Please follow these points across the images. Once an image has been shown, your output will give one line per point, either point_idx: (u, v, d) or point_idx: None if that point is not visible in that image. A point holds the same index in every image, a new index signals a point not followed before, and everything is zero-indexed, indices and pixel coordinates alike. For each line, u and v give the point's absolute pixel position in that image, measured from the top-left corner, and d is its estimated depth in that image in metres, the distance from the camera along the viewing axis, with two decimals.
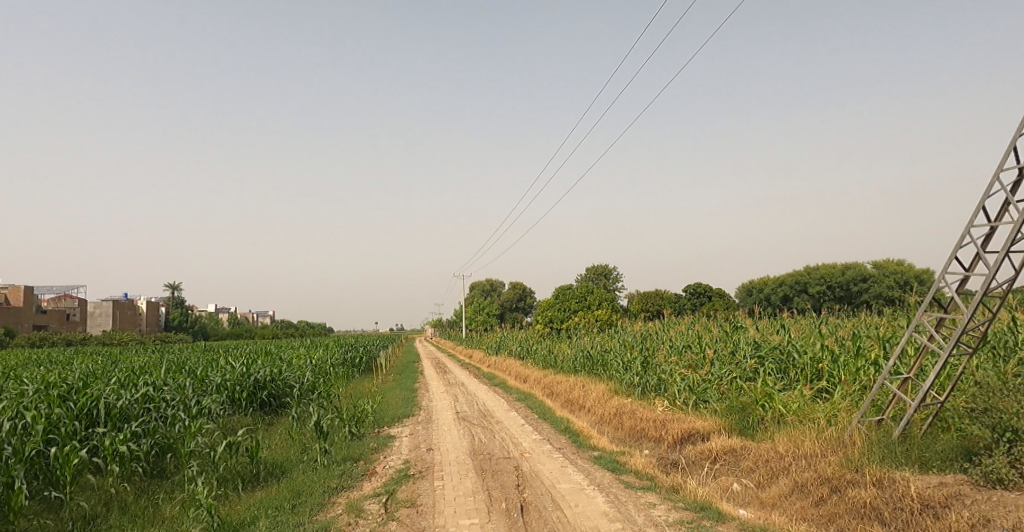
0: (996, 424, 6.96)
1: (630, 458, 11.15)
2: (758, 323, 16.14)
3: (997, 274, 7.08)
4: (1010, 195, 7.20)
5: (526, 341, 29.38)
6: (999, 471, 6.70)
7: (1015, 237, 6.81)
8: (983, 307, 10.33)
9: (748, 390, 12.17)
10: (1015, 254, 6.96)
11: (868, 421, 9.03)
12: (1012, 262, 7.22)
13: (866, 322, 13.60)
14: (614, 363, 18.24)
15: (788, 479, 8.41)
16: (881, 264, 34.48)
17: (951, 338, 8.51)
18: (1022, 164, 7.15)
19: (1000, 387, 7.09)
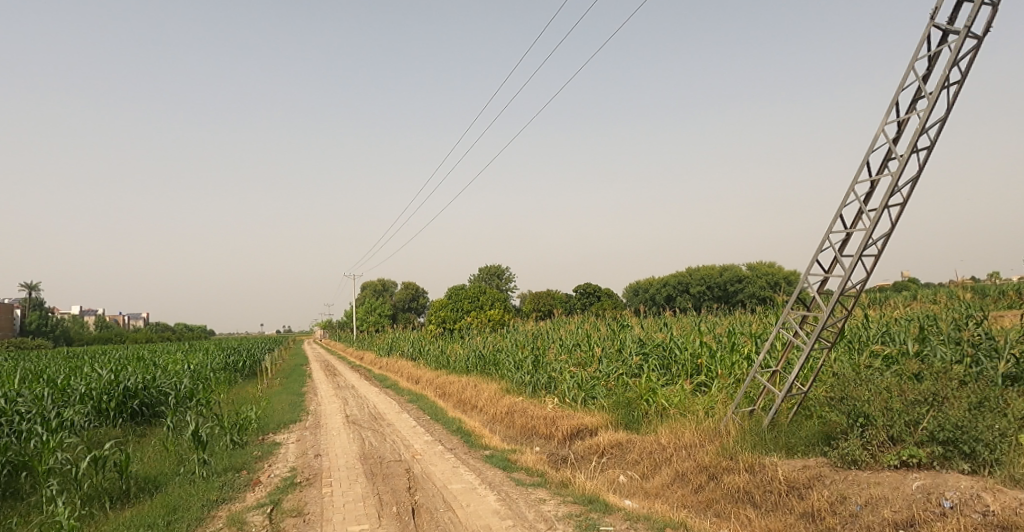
0: (851, 411, 7.53)
1: (521, 456, 11.31)
2: (644, 321, 16.96)
3: (852, 275, 7.83)
4: (863, 204, 7.99)
5: (419, 341, 29.06)
6: (854, 453, 7.21)
7: (867, 243, 7.57)
8: (840, 305, 11.42)
9: (633, 385, 12.71)
10: (866, 258, 7.74)
11: (741, 411, 9.71)
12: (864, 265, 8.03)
13: (740, 320, 14.68)
14: (506, 362, 18.41)
15: (669, 468, 8.90)
16: (755, 266, 37.56)
17: (813, 333, 9.27)
18: (874, 177, 7.95)
19: (855, 376, 7.69)
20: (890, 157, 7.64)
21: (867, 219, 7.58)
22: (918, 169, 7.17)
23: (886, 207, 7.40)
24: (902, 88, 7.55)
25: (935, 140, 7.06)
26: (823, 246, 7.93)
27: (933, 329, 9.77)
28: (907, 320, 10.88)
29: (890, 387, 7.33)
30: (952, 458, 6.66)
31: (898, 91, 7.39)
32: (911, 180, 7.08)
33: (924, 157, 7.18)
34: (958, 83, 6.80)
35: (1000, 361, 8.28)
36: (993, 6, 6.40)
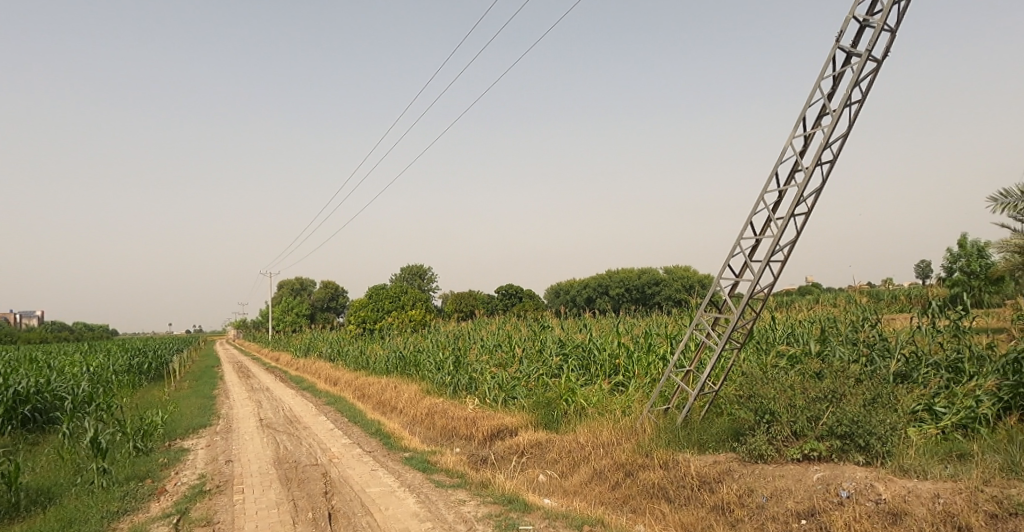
0: (758, 408, 7.98)
1: (441, 457, 11.28)
2: (564, 322, 17.30)
3: (761, 279, 8.24)
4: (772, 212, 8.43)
5: (338, 342, 28.35)
6: (760, 447, 7.65)
7: (775, 249, 7.99)
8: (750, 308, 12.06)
9: (553, 385, 12.91)
10: (774, 263, 8.15)
11: (657, 410, 10.03)
12: (771, 270, 8.46)
13: (656, 321, 15.26)
14: (427, 362, 18.27)
15: (587, 467, 9.14)
16: (671, 269, 39.29)
17: (724, 334, 9.74)
18: (783, 187, 8.41)
19: (762, 375, 8.12)
20: (797, 168, 8.09)
21: (775, 226, 7.98)
22: (821, 181, 7.62)
23: (792, 215, 7.83)
24: (808, 104, 8.01)
25: (837, 154, 7.52)
26: (734, 251, 8.26)
27: (833, 332, 10.53)
28: (809, 322, 11.67)
29: (794, 385, 7.82)
30: (849, 450, 7.18)
31: (806, 106, 7.82)
32: (815, 191, 7.50)
33: (826, 170, 7.63)
34: (858, 102, 7.29)
35: (890, 361, 9.08)
36: (892, 33, 6.92)
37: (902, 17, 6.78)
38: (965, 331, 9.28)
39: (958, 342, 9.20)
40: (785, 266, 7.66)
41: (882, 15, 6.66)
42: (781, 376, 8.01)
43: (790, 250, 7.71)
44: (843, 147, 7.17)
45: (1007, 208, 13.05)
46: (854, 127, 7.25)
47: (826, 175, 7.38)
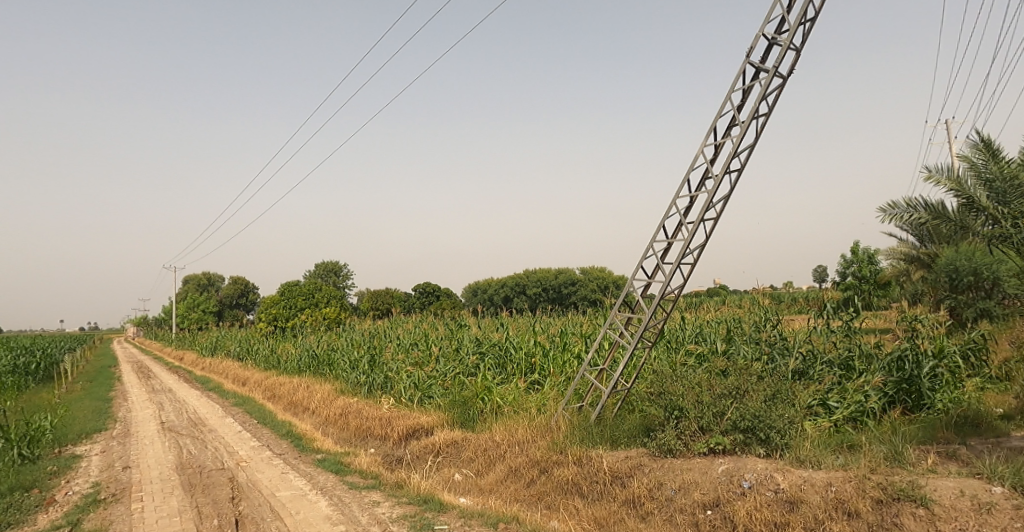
0: (668, 405, 8.36)
1: (355, 458, 11.10)
2: (481, 321, 17.45)
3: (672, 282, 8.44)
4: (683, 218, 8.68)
5: (247, 340, 27.21)
6: (669, 443, 7.98)
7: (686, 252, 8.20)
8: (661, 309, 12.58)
9: (470, 384, 12.97)
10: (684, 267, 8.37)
11: (571, 407, 10.27)
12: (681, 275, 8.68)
13: (572, 321, 15.68)
14: (341, 362, 17.88)
15: (503, 465, 9.29)
16: (587, 270, 40.70)
17: (636, 333, 10.10)
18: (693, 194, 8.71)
19: (673, 374, 8.51)
20: (707, 176, 8.40)
21: (686, 230, 8.23)
22: (730, 188, 7.94)
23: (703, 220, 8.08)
24: (718, 116, 8.39)
25: (745, 164, 7.87)
26: (647, 254, 8.49)
27: (737, 332, 11.24)
28: (716, 323, 12.38)
29: (701, 383, 8.27)
30: (751, 443, 7.68)
31: (717, 117, 8.16)
32: (725, 197, 7.80)
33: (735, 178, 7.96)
34: (766, 115, 7.71)
35: (790, 359, 9.81)
36: (797, 52, 7.42)
37: (807, 37, 7.29)
38: (855, 331, 10.24)
39: (849, 341, 10.10)
40: (695, 268, 7.97)
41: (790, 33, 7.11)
42: (690, 374, 8.46)
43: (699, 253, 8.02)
44: (752, 155, 7.52)
45: (892, 219, 14.43)
46: (762, 138, 7.64)
47: (735, 182, 7.69)
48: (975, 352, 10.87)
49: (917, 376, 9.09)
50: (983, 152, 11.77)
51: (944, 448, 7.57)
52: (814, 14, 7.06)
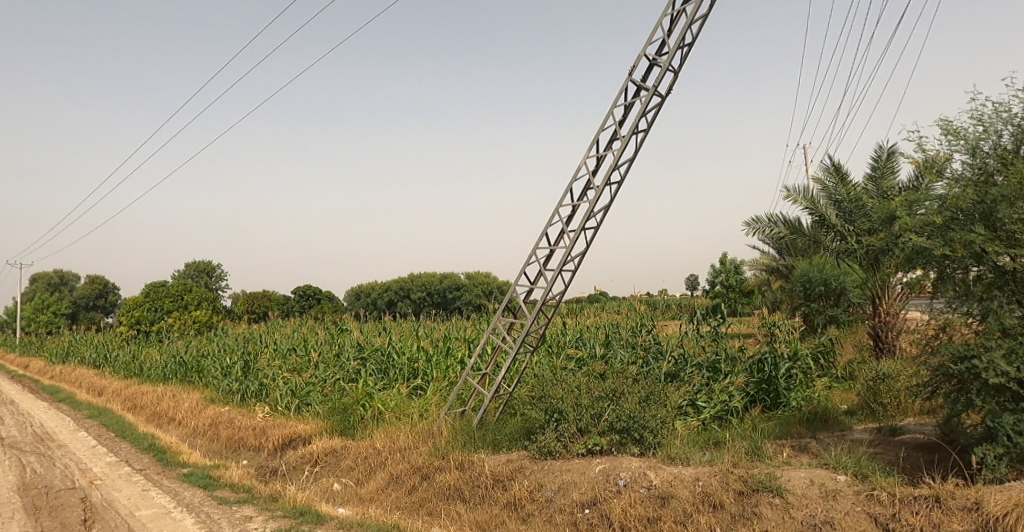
0: (548, 408, 8.49)
1: (225, 471, 10.38)
2: (363, 326, 17.03)
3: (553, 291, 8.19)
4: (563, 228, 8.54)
5: (103, 346, 24.78)
6: (549, 445, 8.11)
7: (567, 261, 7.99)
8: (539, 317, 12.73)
9: (350, 391, 12.54)
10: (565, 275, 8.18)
11: (453, 412, 10.20)
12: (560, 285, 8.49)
13: (456, 326, 15.70)
14: (212, 369, 16.72)
15: (384, 473, 9.07)
16: (473, 276, 41.36)
17: (519, 338, 10.18)
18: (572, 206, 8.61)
19: (552, 379, 8.65)
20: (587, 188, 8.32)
21: (567, 240, 8.07)
22: (611, 200, 7.94)
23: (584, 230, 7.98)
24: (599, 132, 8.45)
25: (625, 177, 7.93)
26: (528, 263, 8.34)
27: (614, 336, 11.73)
28: (595, 328, 12.86)
29: (580, 386, 8.49)
30: (626, 443, 7.99)
31: (599, 130, 8.16)
32: (605, 208, 7.79)
33: (615, 191, 7.98)
34: (646, 132, 7.88)
35: (663, 362, 10.35)
36: (676, 74, 7.73)
37: (686, 60, 7.65)
38: (721, 336, 11.05)
39: (716, 346, 10.87)
40: (574, 277, 8.08)
41: (674, 52, 7.38)
42: (569, 378, 8.66)
43: (579, 263, 8.13)
44: (633, 167, 7.56)
45: (754, 232, 15.67)
46: (642, 152, 7.77)
47: (616, 194, 7.70)
48: (824, 354, 12.06)
49: (775, 377, 10.01)
50: (834, 175, 13.09)
51: (797, 443, 8.30)
52: (691, 41, 7.49)
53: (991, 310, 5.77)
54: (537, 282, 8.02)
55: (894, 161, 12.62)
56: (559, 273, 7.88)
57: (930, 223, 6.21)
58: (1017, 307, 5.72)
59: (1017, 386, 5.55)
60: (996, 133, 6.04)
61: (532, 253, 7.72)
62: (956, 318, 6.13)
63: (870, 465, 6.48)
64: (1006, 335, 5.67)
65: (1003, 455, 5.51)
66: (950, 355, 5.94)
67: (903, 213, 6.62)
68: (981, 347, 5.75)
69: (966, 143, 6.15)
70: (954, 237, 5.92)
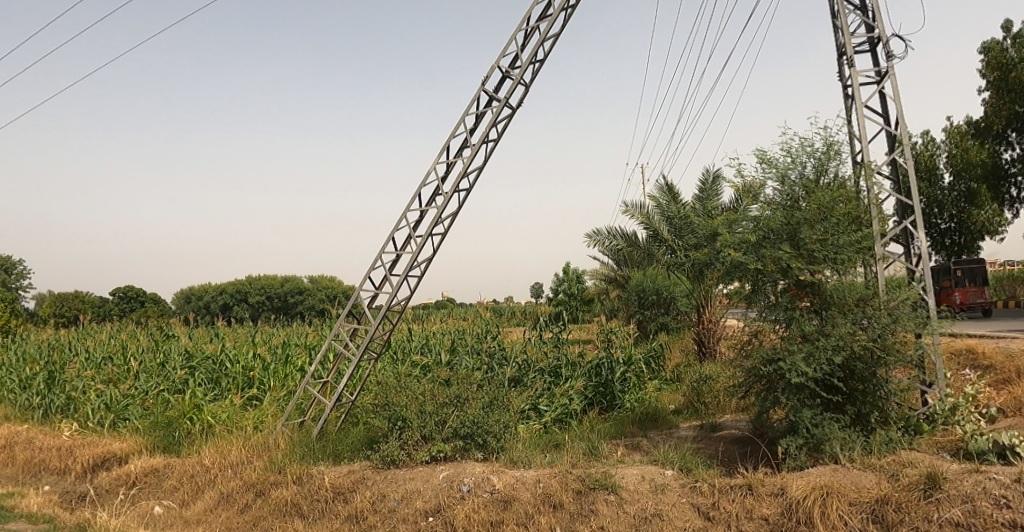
0: (392, 416, 8.18)
1: (18, 500, 8.87)
2: (192, 332, 15.57)
3: (397, 296, 7.84)
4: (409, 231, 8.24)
5: None
6: (392, 454, 7.81)
7: (413, 265, 7.70)
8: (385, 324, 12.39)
9: (176, 403, 11.35)
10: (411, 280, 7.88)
11: (292, 423, 9.61)
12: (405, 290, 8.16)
13: (297, 331, 14.89)
14: (5, 381, 14.22)
15: (213, 491, 8.26)
16: (317, 279, 39.72)
17: (362, 345, 9.78)
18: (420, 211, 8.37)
19: (396, 386, 8.37)
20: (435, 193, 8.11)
21: (414, 245, 7.78)
22: (459, 207, 7.83)
23: (431, 235, 7.76)
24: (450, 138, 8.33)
25: (474, 184, 7.86)
26: (372, 267, 7.94)
27: (459, 343, 11.78)
28: (441, 334, 12.83)
29: (424, 392, 8.30)
30: (470, 448, 7.96)
31: (450, 136, 8.04)
32: (453, 214, 7.65)
33: (464, 198, 7.89)
34: (495, 142, 7.92)
35: (507, 367, 10.52)
36: (527, 88, 7.91)
37: (537, 76, 7.88)
38: (562, 343, 11.53)
39: (557, 352, 11.32)
40: (421, 283, 7.94)
41: (528, 65, 7.54)
42: (413, 384, 8.45)
43: (426, 270, 7.91)
44: (482, 174, 7.51)
45: (596, 244, 16.56)
46: (492, 161, 7.77)
47: (464, 200, 7.60)
48: (655, 359, 13.07)
49: (611, 380, 10.61)
50: (666, 194, 14.18)
51: (630, 441, 8.83)
52: (543, 57, 7.73)
53: (794, 318, 6.54)
54: (381, 288, 7.76)
55: (718, 185, 13.98)
56: (404, 278, 7.56)
57: (745, 241, 6.90)
58: (814, 315, 6.52)
59: (813, 384, 6.34)
60: (800, 164, 6.87)
61: (377, 257, 7.46)
62: (766, 325, 6.81)
63: (693, 459, 7.04)
64: (805, 340, 6.45)
65: (803, 445, 6.25)
66: (760, 358, 6.64)
67: (724, 231, 7.28)
68: (786, 351, 6.48)
69: (777, 171, 6.92)
70: (766, 254, 6.64)
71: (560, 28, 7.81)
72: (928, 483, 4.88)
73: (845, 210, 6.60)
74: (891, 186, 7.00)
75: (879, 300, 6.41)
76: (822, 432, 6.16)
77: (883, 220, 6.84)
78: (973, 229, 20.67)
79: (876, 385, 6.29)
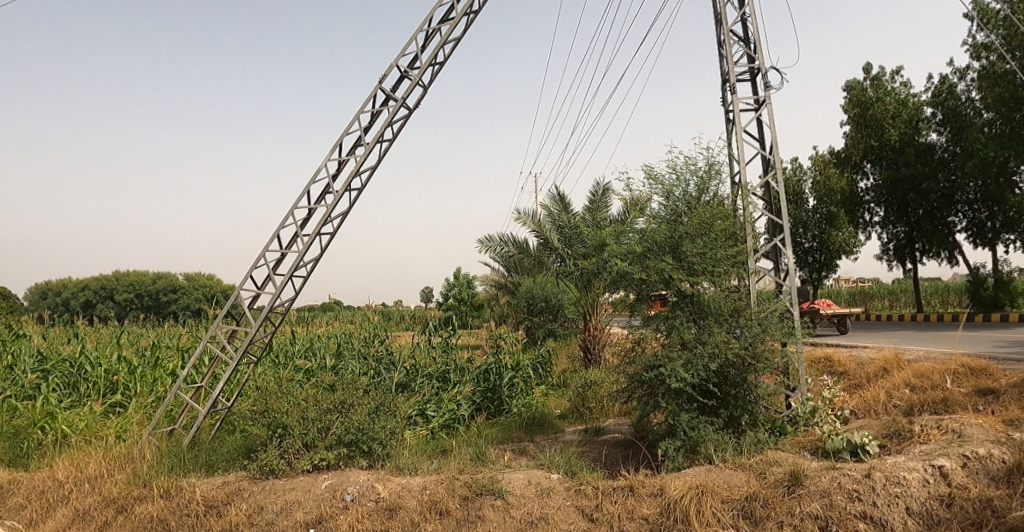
0: (271, 423, 7.71)
1: None
2: (45, 331, 13.96)
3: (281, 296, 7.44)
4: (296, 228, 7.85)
5: None
6: (271, 463, 7.37)
7: (299, 265, 7.33)
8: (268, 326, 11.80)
9: (24, 411, 10.07)
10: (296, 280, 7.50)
11: (160, 432, 8.85)
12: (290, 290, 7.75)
13: (170, 332, 13.78)
14: None
15: (66, 509, 7.39)
16: (194, 277, 37.10)
17: (240, 348, 9.16)
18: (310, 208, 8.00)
19: (276, 391, 7.92)
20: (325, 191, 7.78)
21: (301, 243, 7.42)
22: (350, 207, 7.56)
23: (320, 234, 7.43)
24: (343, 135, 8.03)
25: (366, 184, 7.63)
26: (254, 265, 7.47)
27: (345, 347, 11.40)
28: (326, 338, 12.35)
29: (308, 398, 7.90)
30: (355, 456, 7.70)
31: (343, 133, 7.75)
32: (343, 214, 7.38)
33: (355, 198, 7.63)
34: (391, 142, 7.74)
35: (394, 372, 10.30)
36: (425, 89, 7.81)
37: (436, 79, 7.81)
38: (450, 348, 11.47)
39: (446, 357, 11.26)
40: (306, 284, 7.61)
41: (428, 66, 7.45)
42: (296, 390, 8.04)
43: (313, 270, 7.57)
44: (375, 173, 7.30)
45: (488, 250, 16.69)
46: (386, 162, 7.58)
47: (356, 200, 7.35)
48: (543, 365, 13.40)
49: (499, 386, 10.70)
50: (558, 204, 14.55)
51: (516, 446, 8.95)
52: (443, 60, 7.69)
53: (674, 327, 6.91)
54: (263, 288, 7.37)
55: (607, 198, 14.54)
56: (288, 277, 7.18)
57: (632, 252, 7.21)
58: (692, 324, 6.93)
59: (691, 389, 6.74)
60: (684, 182, 7.26)
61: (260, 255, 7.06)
62: (649, 333, 7.13)
63: (577, 463, 7.24)
64: (684, 347, 6.84)
65: (681, 446, 6.61)
66: (643, 365, 6.94)
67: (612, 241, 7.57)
68: (666, 358, 6.82)
69: (663, 187, 7.28)
70: (650, 265, 6.97)
71: (461, 33, 7.80)
72: (790, 480, 5.29)
73: (723, 227, 7.06)
74: (763, 206, 7.58)
75: (750, 311, 6.91)
76: (697, 435, 6.55)
77: (756, 237, 7.38)
78: (833, 248, 22.75)
79: (746, 390, 6.78)
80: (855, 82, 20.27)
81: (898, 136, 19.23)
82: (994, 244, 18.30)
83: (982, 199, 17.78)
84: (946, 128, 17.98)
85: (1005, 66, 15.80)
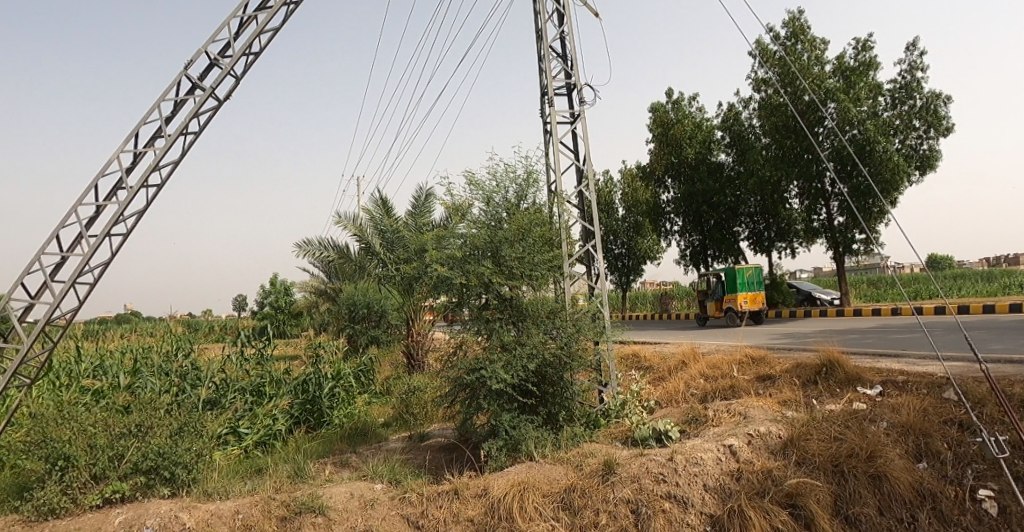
0: (50, 454, 6.48)
1: None
2: None
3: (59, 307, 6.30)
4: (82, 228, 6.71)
5: None
6: (51, 501, 6.25)
7: (84, 270, 6.27)
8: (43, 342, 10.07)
9: None
10: (80, 287, 6.39)
11: None
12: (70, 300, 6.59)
13: None
14: None
15: None
16: None
17: (8, 370, 7.60)
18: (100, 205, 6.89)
19: (55, 415, 6.71)
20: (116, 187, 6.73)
21: (87, 244, 6.35)
22: (148, 205, 6.63)
23: (109, 234, 6.42)
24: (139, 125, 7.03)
25: (167, 181, 6.73)
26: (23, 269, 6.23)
27: (143, 363, 10.10)
28: (120, 354, 10.87)
29: (95, 423, 6.79)
30: (154, 485, 6.75)
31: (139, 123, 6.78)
32: (138, 213, 6.44)
33: (153, 195, 6.70)
34: (196, 135, 6.93)
35: (201, 388, 9.30)
36: (238, 81, 7.11)
37: (250, 70, 7.15)
38: (265, 359, 10.68)
39: (260, 369, 10.44)
40: (94, 292, 6.54)
41: (243, 54, 6.79)
42: (80, 413, 6.91)
43: (100, 275, 6.51)
44: (179, 167, 6.46)
45: (306, 255, 15.81)
46: (192, 157, 6.75)
47: (154, 197, 6.45)
48: (365, 373, 12.99)
49: (318, 397, 10.18)
50: (381, 207, 14.22)
51: (339, 458, 8.53)
52: (260, 51, 7.08)
53: (494, 329, 7.02)
54: (37, 299, 6.24)
55: (430, 203, 14.49)
56: (68, 284, 6.08)
57: (453, 257, 7.18)
58: (512, 326, 7.09)
59: (511, 390, 6.90)
60: (503, 188, 7.40)
61: (31, 260, 5.95)
62: (470, 337, 7.17)
63: (402, 471, 7.07)
64: (504, 349, 6.97)
65: (503, 446, 6.71)
66: (464, 368, 6.96)
67: (433, 246, 7.48)
68: (487, 360, 6.90)
69: (483, 193, 7.35)
70: (470, 269, 7.00)
71: (280, 24, 7.26)
72: (605, 469, 5.61)
73: (541, 233, 7.31)
74: (577, 214, 7.97)
75: (566, 313, 7.22)
76: (518, 433, 6.71)
77: (572, 243, 7.74)
78: (638, 254, 25.12)
79: (563, 388, 7.09)
80: (659, 104, 22.30)
81: (694, 155, 21.51)
82: (770, 251, 21.04)
83: (761, 212, 20.47)
84: (733, 149, 20.51)
85: (778, 99, 18.34)
